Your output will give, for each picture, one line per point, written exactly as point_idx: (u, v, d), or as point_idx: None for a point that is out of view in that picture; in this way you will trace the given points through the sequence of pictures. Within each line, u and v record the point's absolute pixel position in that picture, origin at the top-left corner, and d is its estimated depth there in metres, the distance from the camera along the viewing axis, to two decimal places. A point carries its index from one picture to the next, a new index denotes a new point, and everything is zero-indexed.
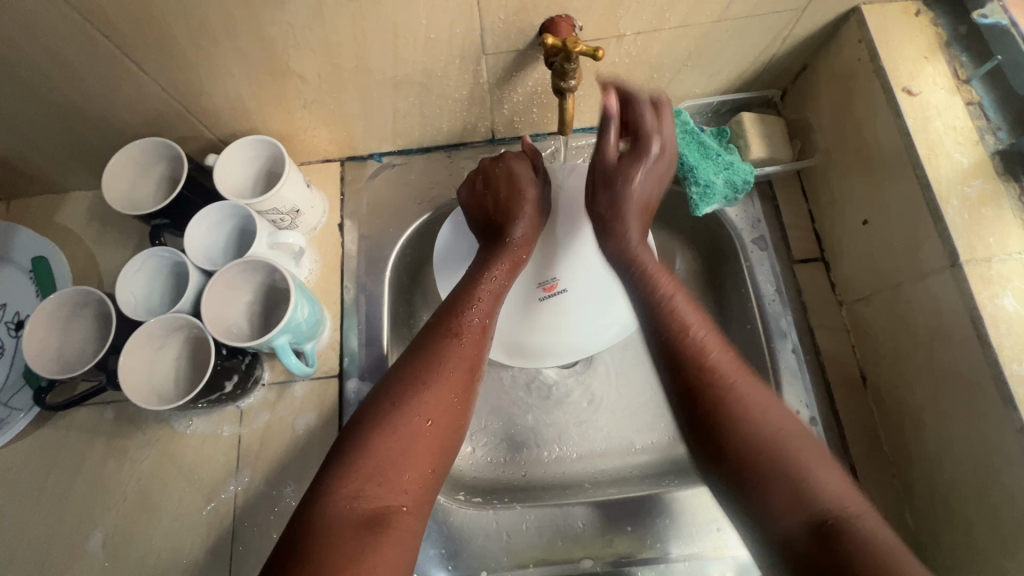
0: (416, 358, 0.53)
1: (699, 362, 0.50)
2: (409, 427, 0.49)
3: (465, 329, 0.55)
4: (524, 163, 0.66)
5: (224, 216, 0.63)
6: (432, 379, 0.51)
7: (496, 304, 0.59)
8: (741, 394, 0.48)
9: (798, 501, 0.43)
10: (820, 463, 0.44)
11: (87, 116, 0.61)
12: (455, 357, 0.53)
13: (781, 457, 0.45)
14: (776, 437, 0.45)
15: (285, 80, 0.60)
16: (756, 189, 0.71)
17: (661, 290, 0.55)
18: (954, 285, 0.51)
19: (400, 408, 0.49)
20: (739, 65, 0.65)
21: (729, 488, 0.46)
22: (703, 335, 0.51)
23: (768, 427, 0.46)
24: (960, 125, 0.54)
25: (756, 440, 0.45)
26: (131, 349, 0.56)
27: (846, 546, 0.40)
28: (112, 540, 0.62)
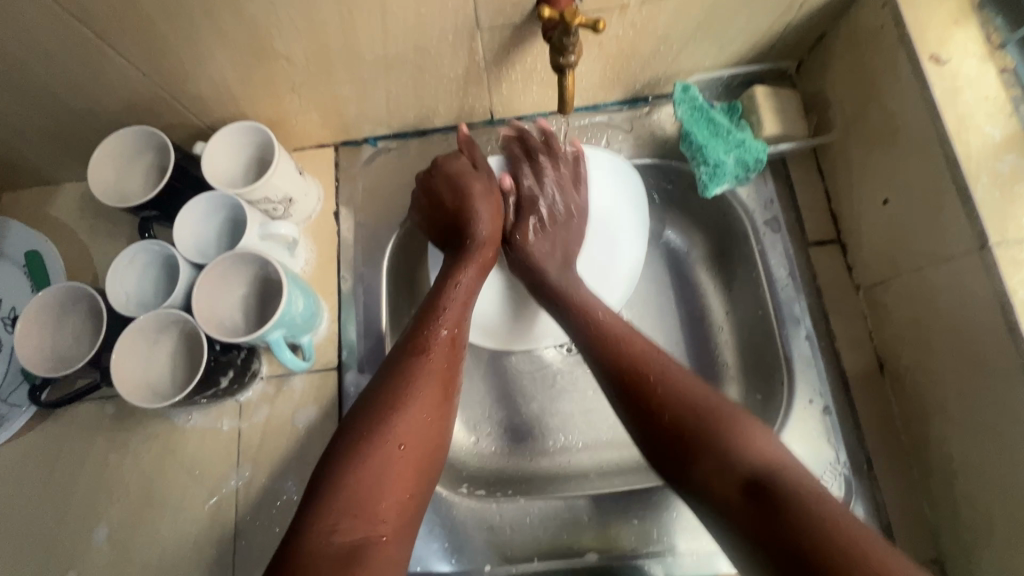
0: (389, 378, 0.51)
1: (617, 355, 0.53)
2: (386, 453, 0.47)
3: (433, 343, 0.54)
4: (461, 159, 0.64)
5: (214, 207, 0.61)
6: (402, 401, 0.49)
7: (464, 310, 0.58)
8: (669, 380, 0.50)
9: (729, 466, 0.45)
10: (749, 428, 0.46)
11: (70, 105, 0.59)
12: (429, 373, 0.52)
13: (708, 421, 0.47)
14: (698, 408, 0.48)
15: (272, 63, 0.57)
16: (769, 167, 0.68)
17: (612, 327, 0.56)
18: (982, 268, 0.48)
19: (370, 432, 0.47)
20: (753, 34, 0.61)
21: (673, 475, 0.47)
22: (626, 331, 0.55)
23: (693, 399, 0.48)
24: (992, 96, 0.50)
25: (691, 414, 0.47)
26: (122, 347, 0.55)
27: (781, 495, 0.42)
28: (117, 534, 0.62)
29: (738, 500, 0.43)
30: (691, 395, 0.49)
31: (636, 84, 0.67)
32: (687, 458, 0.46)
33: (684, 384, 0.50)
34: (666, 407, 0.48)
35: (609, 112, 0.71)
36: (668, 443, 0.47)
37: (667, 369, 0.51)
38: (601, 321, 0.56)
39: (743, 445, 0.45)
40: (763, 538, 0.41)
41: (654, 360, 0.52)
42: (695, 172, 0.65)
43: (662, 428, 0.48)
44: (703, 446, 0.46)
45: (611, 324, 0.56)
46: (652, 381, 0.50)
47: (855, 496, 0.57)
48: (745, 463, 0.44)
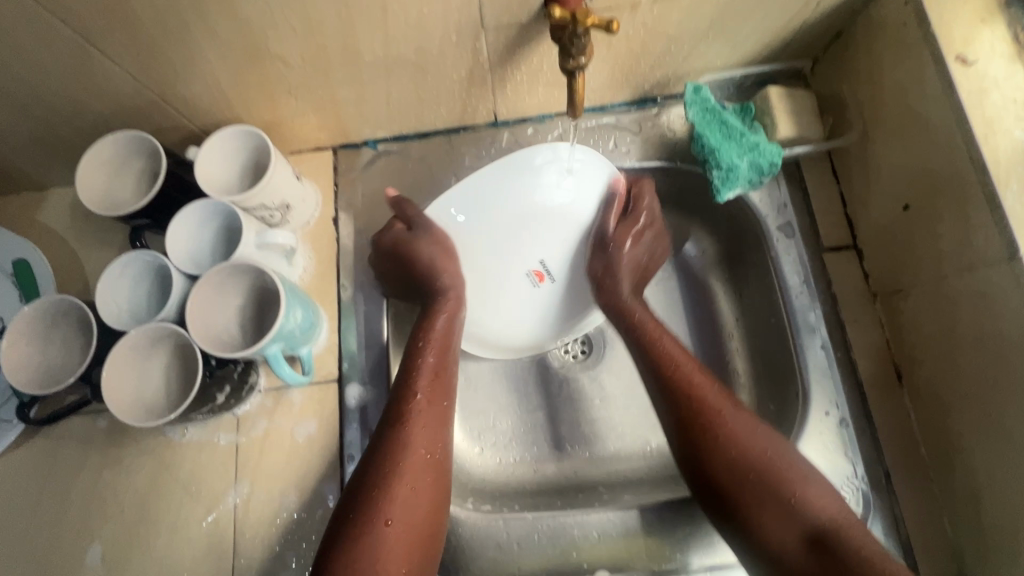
0: (384, 452, 0.51)
1: (688, 391, 0.53)
2: (384, 538, 0.46)
3: (415, 412, 0.53)
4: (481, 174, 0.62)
5: (208, 215, 0.58)
6: (390, 482, 0.49)
7: (445, 378, 0.57)
8: (734, 423, 0.51)
9: (794, 516, 0.47)
10: (811, 482, 0.48)
11: (56, 109, 0.57)
12: (416, 446, 0.51)
13: (770, 473, 0.49)
14: (763, 455, 0.50)
15: (266, 64, 0.54)
16: (782, 171, 0.65)
17: (671, 352, 0.56)
18: (1011, 280, 0.46)
19: (363, 519, 0.47)
20: (767, 33, 0.59)
21: (726, 521, 0.50)
22: (691, 368, 0.55)
23: (755, 448, 0.50)
24: (1021, 98, 0.48)
25: (755, 464, 0.49)
26: (112, 363, 0.53)
27: (848, 556, 0.44)
28: (111, 554, 0.60)
29: (799, 553, 0.46)
30: (751, 444, 0.50)
31: (645, 85, 0.65)
32: (744, 507, 0.49)
33: (742, 433, 0.51)
34: (729, 455, 0.50)
35: (617, 114, 0.68)
36: (727, 490, 0.50)
37: (729, 412, 0.52)
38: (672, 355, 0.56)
39: (807, 501, 0.48)
40: None
41: (716, 402, 0.53)
42: (707, 176, 0.62)
43: (725, 473, 0.50)
44: (762, 499, 0.48)
45: (685, 364, 0.56)
46: (714, 428, 0.51)
47: (874, 512, 0.55)
48: (811, 516, 0.47)
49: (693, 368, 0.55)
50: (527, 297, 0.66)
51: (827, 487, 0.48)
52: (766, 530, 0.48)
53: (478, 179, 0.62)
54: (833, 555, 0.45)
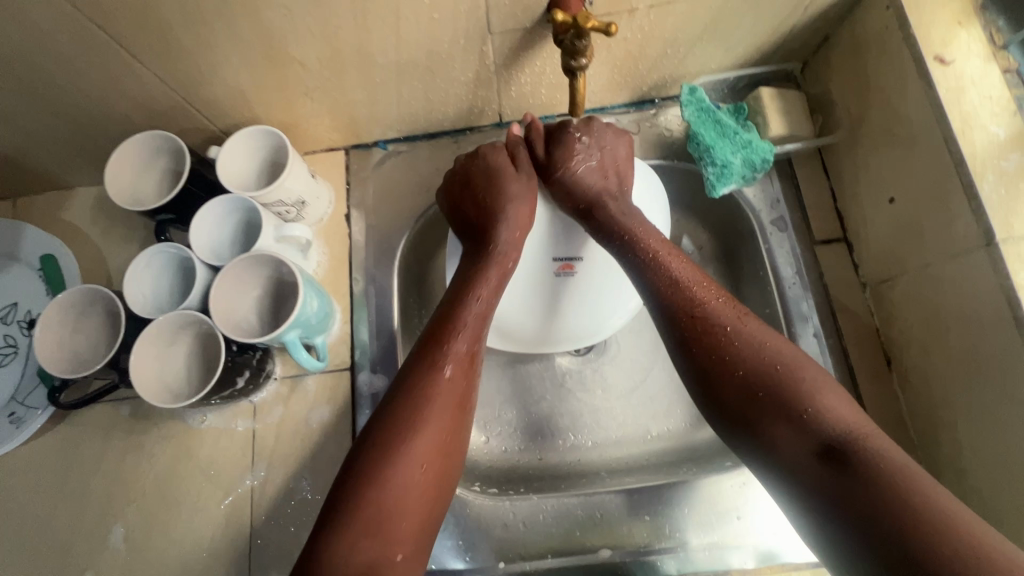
0: (403, 396, 0.51)
1: (692, 310, 0.52)
2: (399, 480, 0.47)
3: (441, 376, 0.52)
4: (504, 155, 0.64)
5: (229, 210, 0.61)
6: (410, 430, 0.49)
7: (482, 327, 0.56)
8: (742, 338, 0.50)
9: (806, 429, 0.45)
10: (825, 394, 0.46)
11: (87, 110, 0.60)
12: (446, 394, 0.52)
13: (780, 386, 0.47)
14: (772, 369, 0.48)
15: (286, 67, 0.58)
16: (775, 167, 0.68)
17: (675, 273, 0.54)
18: (989, 264, 0.48)
19: (376, 467, 0.47)
20: (758, 37, 0.62)
21: (742, 434, 0.48)
22: (693, 284, 0.53)
23: (765, 361, 0.48)
24: (996, 96, 0.51)
25: (764, 376, 0.48)
26: (141, 347, 0.55)
27: (866, 466, 0.41)
28: (133, 534, 0.62)
29: (812, 466, 0.43)
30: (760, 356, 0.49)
31: (643, 86, 0.68)
32: (755, 420, 0.47)
33: (752, 343, 0.49)
34: (739, 369, 0.48)
35: (616, 114, 0.72)
36: (739, 404, 0.48)
37: (734, 326, 0.51)
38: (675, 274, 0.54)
39: (822, 412, 0.45)
40: (850, 507, 0.40)
41: (722, 317, 0.51)
42: (703, 172, 0.65)
43: (737, 388, 0.48)
44: (774, 412, 0.46)
45: (689, 282, 0.54)
46: (722, 343, 0.50)
47: None
48: (826, 429, 0.44)
49: (698, 287, 0.53)
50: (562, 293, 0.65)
51: (848, 400, 0.46)
52: (782, 444, 0.45)
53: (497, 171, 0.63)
54: (852, 465, 0.42)
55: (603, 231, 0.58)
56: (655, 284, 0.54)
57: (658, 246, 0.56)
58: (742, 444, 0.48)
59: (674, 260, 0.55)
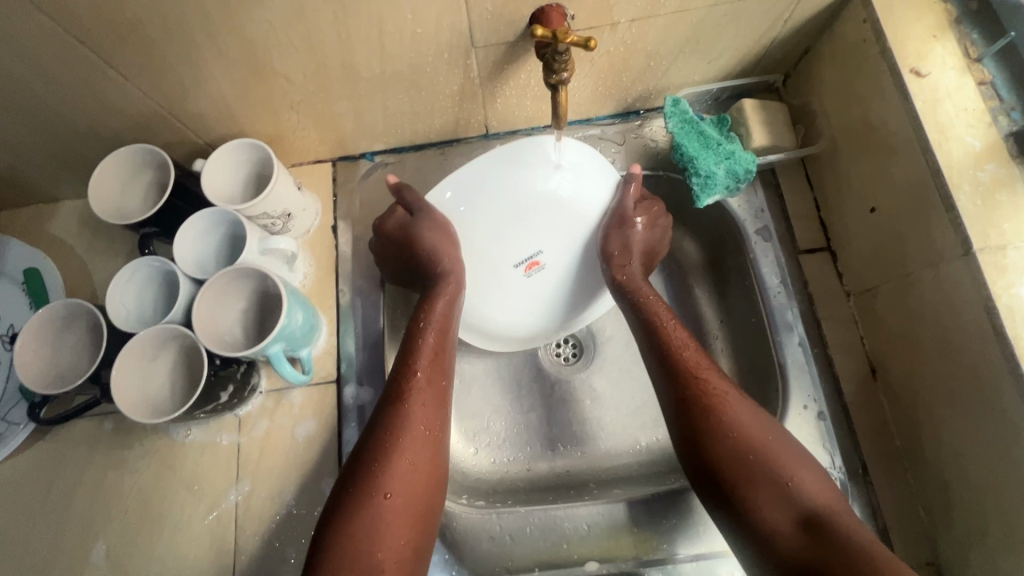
0: (376, 433, 0.51)
1: (692, 373, 0.53)
2: (376, 509, 0.47)
3: (412, 387, 0.53)
4: (400, 213, 0.62)
5: (214, 223, 0.61)
6: (393, 453, 0.50)
7: (444, 340, 0.58)
8: (736, 409, 0.51)
9: (787, 500, 0.46)
10: (807, 471, 0.48)
11: (71, 124, 0.60)
12: (410, 420, 0.52)
13: (766, 456, 0.49)
14: (762, 440, 0.49)
15: (271, 81, 0.58)
16: (759, 177, 0.69)
17: (678, 339, 0.56)
18: (967, 274, 0.49)
19: (366, 487, 0.48)
20: (740, 49, 0.63)
21: (720, 496, 0.49)
22: (693, 352, 0.55)
23: (756, 432, 0.50)
24: (971, 107, 0.52)
25: (756, 445, 0.49)
26: (122, 362, 0.55)
27: (838, 538, 0.43)
28: (115, 551, 0.61)
29: (789, 536, 0.45)
30: (752, 425, 0.50)
31: (627, 98, 0.69)
32: (738, 486, 0.48)
33: (747, 415, 0.51)
34: (731, 436, 0.50)
35: (602, 126, 0.72)
36: (719, 467, 0.49)
37: (732, 396, 0.52)
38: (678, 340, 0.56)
39: (803, 487, 0.47)
40: (819, 575, 0.42)
41: (719, 385, 0.53)
42: (687, 183, 0.66)
43: (724, 453, 0.49)
44: (760, 482, 0.48)
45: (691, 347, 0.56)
46: (718, 410, 0.51)
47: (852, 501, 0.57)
48: (807, 502, 0.46)
49: (692, 351, 0.55)
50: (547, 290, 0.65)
51: (816, 473, 0.48)
52: (763, 515, 0.47)
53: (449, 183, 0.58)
54: (827, 538, 0.44)
55: (618, 286, 0.61)
56: (648, 324, 0.58)
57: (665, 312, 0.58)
58: (719, 508, 0.50)
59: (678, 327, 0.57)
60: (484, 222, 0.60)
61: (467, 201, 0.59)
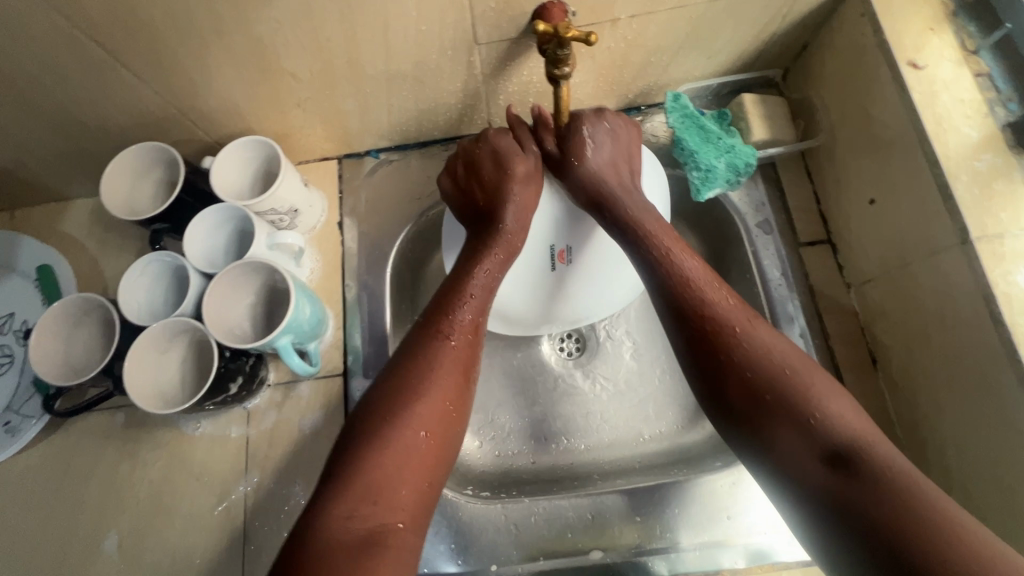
0: (410, 365, 0.52)
1: (699, 308, 0.52)
2: (407, 441, 0.48)
3: (455, 328, 0.54)
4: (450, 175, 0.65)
5: (222, 219, 0.62)
6: (422, 390, 0.51)
7: (487, 298, 0.58)
8: (748, 340, 0.50)
9: (811, 433, 0.46)
10: (833, 400, 0.46)
11: (83, 123, 0.61)
12: (448, 360, 0.53)
13: (784, 387, 0.48)
14: (779, 372, 0.48)
15: (278, 79, 0.59)
16: (759, 171, 0.70)
17: (684, 273, 0.54)
18: (965, 262, 0.49)
19: (390, 420, 0.49)
20: (739, 44, 0.64)
21: (741, 431, 0.49)
22: (701, 282, 0.53)
23: (773, 364, 0.48)
24: (968, 98, 0.52)
25: (772, 377, 0.48)
26: (134, 354, 0.56)
27: (864, 470, 0.43)
28: (127, 542, 0.63)
29: (815, 471, 0.45)
30: (768, 359, 0.49)
31: (629, 94, 0.70)
32: (757, 422, 0.48)
33: (761, 348, 0.49)
34: (749, 370, 0.49)
35: None
36: (740, 404, 0.49)
37: (743, 328, 0.51)
38: (685, 273, 0.54)
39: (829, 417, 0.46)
40: (844, 507, 0.42)
41: (729, 318, 0.51)
42: (688, 177, 0.67)
43: (744, 389, 0.49)
44: (780, 416, 0.47)
45: (698, 279, 0.53)
46: (731, 346, 0.50)
47: None
48: (832, 433, 0.45)
49: (707, 284, 0.53)
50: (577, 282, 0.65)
51: (852, 403, 0.46)
52: (785, 448, 0.46)
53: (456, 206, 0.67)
54: (853, 470, 0.43)
55: (615, 224, 0.58)
56: (650, 259, 0.55)
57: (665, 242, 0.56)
58: (739, 441, 0.49)
59: (683, 256, 0.54)
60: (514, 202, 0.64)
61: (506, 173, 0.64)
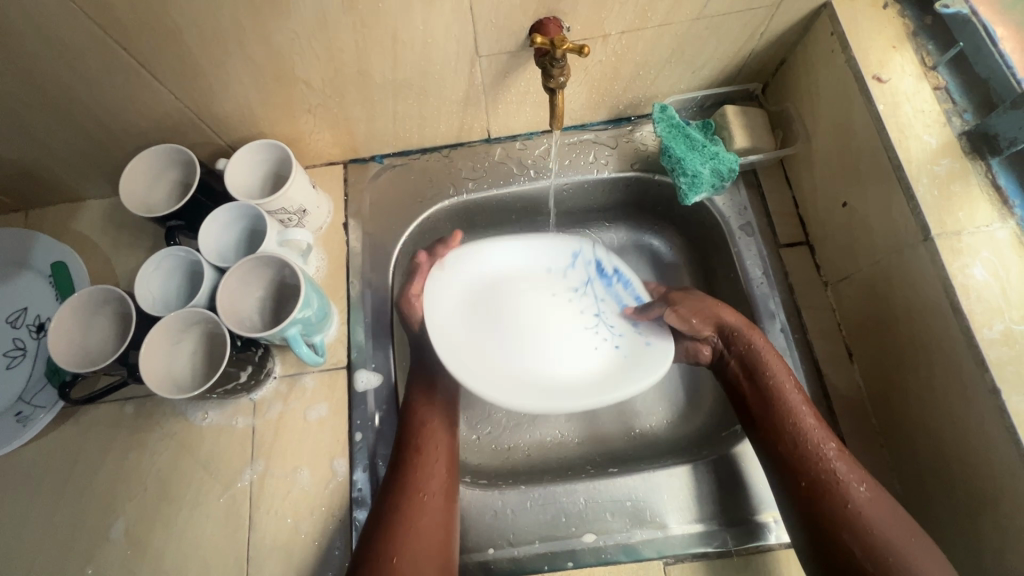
0: (392, 497, 0.59)
1: (822, 474, 0.56)
2: (380, 568, 0.55)
3: (425, 452, 0.62)
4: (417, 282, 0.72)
5: (235, 216, 0.66)
6: (407, 517, 0.58)
7: (448, 428, 0.66)
8: (862, 504, 0.54)
9: None
10: (935, 562, 0.51)
11: (104, 126, 0.65)
12: (420, 487, 0.60)
13: (885, 545, 0.52)
14: (894, 539, 0.52)
15: (292, 86, 0.63)
16: (741, 177, 0.74)
17: (810, 433, 0.58)
18: (927, 257, 0.54)
19: (380, 548, 0.56)
20: (721, 60, 0.69)
21: None
22: (817, 438, 0.58)
23: (888, 532, 0.53)
24: (927, 109, 0.57)
25: (883, 543, 0.52)
26: (150, 342, 0.59)
27: None
28: (133, 529, 0.64)
29: None
30: (884, 527, 0.53)
31: (619, 105, 0.75)
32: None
33: (879, 516, 0.53)
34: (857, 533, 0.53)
35: (596, 131, 0.78)
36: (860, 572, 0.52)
37: (864, 496, 0.54)
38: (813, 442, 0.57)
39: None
40: None
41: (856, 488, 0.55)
42: (676, 182, 0.71)
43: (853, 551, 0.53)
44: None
45: (824, 445, 0.57)
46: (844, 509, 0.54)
47: None
48: None
49: (830, 448, 0.57)
50: (589, 270, 0.73)
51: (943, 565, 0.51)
52: None
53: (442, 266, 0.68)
54: None
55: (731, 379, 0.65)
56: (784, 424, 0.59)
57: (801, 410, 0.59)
58: None
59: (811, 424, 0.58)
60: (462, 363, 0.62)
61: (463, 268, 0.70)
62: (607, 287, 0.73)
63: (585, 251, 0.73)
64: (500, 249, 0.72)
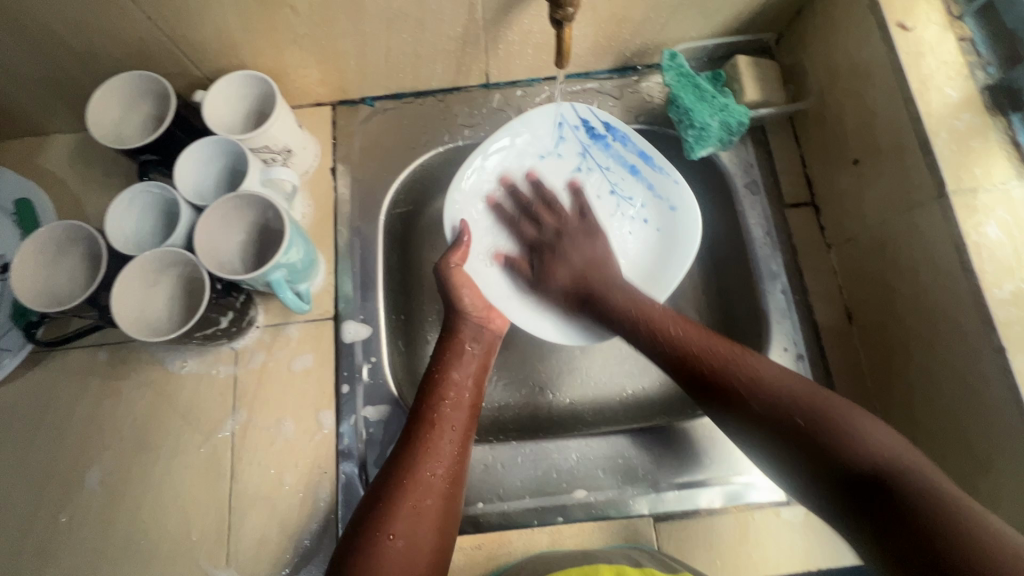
0: (392, 469, 0.53)
1: (688, 354, 0.55)
2: (376, 546, 0.48)
3: (442, 419, 0.56)
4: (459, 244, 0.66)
5: (215, 153, 0.61)
6: (403, 492, 0.51)
7: (471, 398, 0.59)
8: (763, 372, 0.51)
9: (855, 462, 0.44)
10: (881, 433, 0.45)
11: (69, 49, 0.59)
12: (427, 459, 0.53)
13: (808, 407, 0.48)
14: (799, 397, 0.48)
15: (277, 12, 0.58)
16: (749, 134, 0.72)
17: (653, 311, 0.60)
18: (940, 214, 0.52)
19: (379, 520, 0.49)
20: (737, 5, 0.65)
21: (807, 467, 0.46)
22: (680, 331, 0.57)
23: (797, 395, 0.49)
24: (951, 61, 0.55)
25: (794, 405, 0.48)
26: (123, 283, 0.55)
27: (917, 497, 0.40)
28: (109, 477, 0.62)
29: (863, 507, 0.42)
30: (786, 390, 0.49)
31: (626, 52, 0.71)
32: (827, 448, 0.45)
33: (775, 382, 0.50)
34: (768, 397, 0.49)
35: (600, 80, 0.75)
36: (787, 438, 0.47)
37: (755, 371, 0.51)
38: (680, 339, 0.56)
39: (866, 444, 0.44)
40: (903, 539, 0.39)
41: (741, 368, 0.52)
42: (682, 134, 0.68)
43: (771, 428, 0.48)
44: (824, 447, 0.45)
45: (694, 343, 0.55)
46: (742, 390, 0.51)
47: None
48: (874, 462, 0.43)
49: (687, 333, 0.57)
50: (581, 137, 0.71)
51: (875, 424, 0.45)
52: (859, 448, 0.44)
53: (454, 194, 0.68)
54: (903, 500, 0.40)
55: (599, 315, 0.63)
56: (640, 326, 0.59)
57: (657, 310, 0.60)
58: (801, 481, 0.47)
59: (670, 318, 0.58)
60: (495, 285, 0.69)
61: (472, 207, 0.69)
62: (606, 150, 0.71)
63: (569, 119, 0.70)
64: (503, 143, 0.69)
